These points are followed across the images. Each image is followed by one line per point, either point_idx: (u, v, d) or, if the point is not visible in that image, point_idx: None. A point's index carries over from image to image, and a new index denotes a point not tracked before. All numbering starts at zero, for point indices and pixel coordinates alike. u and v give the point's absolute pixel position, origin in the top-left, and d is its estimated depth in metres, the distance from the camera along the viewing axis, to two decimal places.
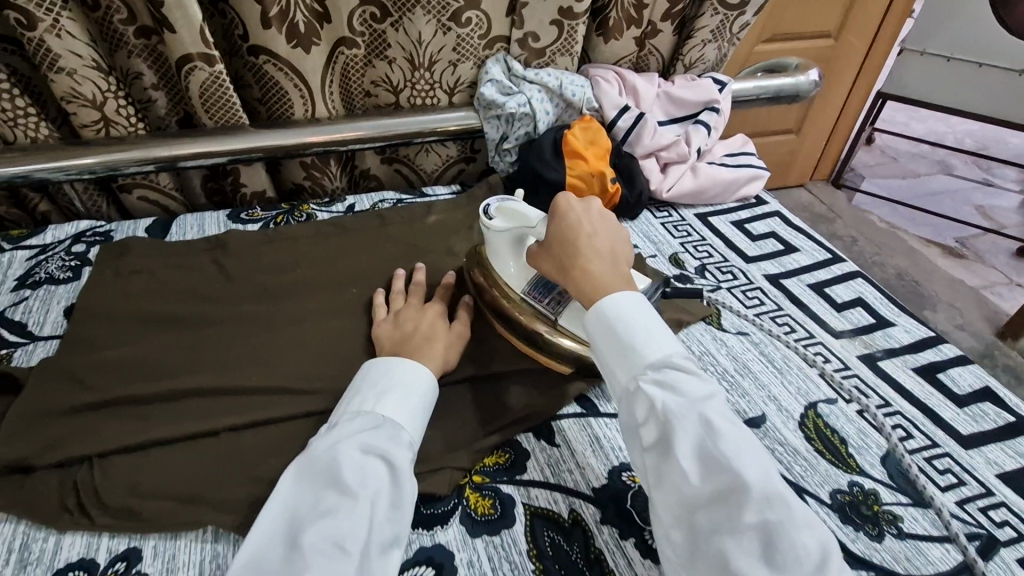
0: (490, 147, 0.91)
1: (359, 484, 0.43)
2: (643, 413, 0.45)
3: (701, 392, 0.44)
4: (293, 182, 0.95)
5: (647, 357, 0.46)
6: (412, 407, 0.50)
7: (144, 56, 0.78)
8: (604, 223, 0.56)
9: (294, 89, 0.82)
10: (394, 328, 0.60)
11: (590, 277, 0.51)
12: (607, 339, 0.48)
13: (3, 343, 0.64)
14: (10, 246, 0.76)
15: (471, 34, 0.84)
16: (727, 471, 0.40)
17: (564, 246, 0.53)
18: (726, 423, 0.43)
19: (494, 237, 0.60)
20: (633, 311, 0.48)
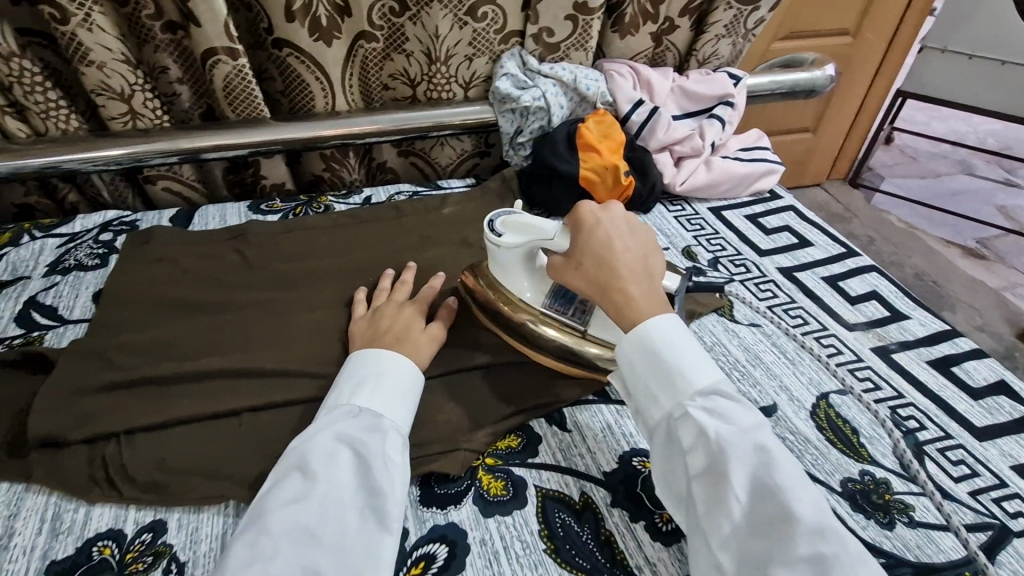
0: (504, 140, 0.92)
1: (328, 471, 0.44)
2: (690, 440, 0.44)
3: (750, 421, 0.44)
4: (312, 174, 0.97)
5: (692, 383, 0.46)
6: (390, 396, 0.50)
7: (170, 50, 0.80)
8: (633, 233, 0.55)
9: (315, 83, 0.84)
10: (370, 325, 0.59)
11: (629, 298, 0.50)
12: (649, 362, 0.47)
13: (34, 325, 0.66)
14: (41, 234, 0.79)
15: (487, 29, 0.85)
16: (781, 501, 0.40)
17: (598, 264, 0.52)
18: (777, 454, 0.43)
19: (505, 254, 0.59)
20: (675, 334, 0.48)
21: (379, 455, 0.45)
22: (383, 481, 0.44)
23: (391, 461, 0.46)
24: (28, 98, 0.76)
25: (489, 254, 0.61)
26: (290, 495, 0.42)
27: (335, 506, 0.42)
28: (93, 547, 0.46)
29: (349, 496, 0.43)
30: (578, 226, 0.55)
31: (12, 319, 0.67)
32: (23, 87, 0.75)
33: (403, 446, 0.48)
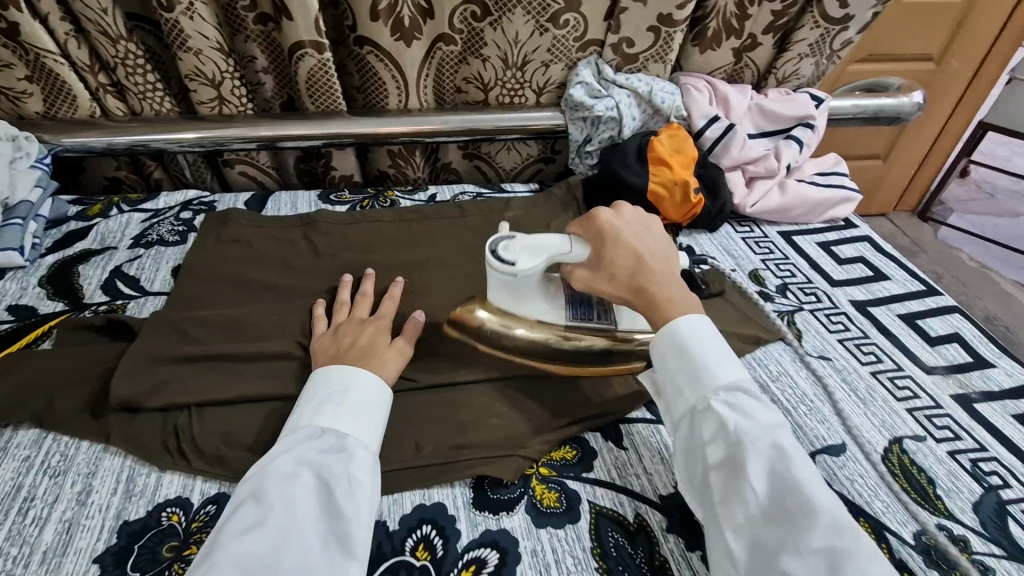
0: (572, 148, 0.92)
1: (286, 497, 0.43)
2: (711, 432, 0.46)
3: (773, 418, 0.46)
4: (378, 170, 0.99)
5: (718, 379, 0.47)
6: (357, 413, 0.49)
7: (259, 41, 0.83)
8: (649, 234, 0.57)
9: (391, 80, 0.85)
10: (332, 341, 0.57)
11: (666, 297, 0.53)
12: (678, 357, 0.49)
13: (119, 294, 0.70)
14: (129, 208, 0.84)
15: (566, 36, 0.85)
16: (799, 492, 0.41)
17: (630, 269, 0.54)
18: (797, 451, 0.44)
19: (523, 281, 0.57)
20: (704, 334, 0.50)
21: (341, 477, 0.44)
22: (345, 503, 0.43)
23: (357, 482, 0.45)
24: (129, 79, 0.81)
25: (499, 287, 0.58)
26: (244, 523, 0.41)
27: (292, 533, 0.41)
28: (162, 512, 0.48)
29: (309, 521, 0.42)
30: (598, 235, 0.56)
31: (100, 286, 0.70)
32: (126, 68, 0.79)
33: (372, 462, 0.47)
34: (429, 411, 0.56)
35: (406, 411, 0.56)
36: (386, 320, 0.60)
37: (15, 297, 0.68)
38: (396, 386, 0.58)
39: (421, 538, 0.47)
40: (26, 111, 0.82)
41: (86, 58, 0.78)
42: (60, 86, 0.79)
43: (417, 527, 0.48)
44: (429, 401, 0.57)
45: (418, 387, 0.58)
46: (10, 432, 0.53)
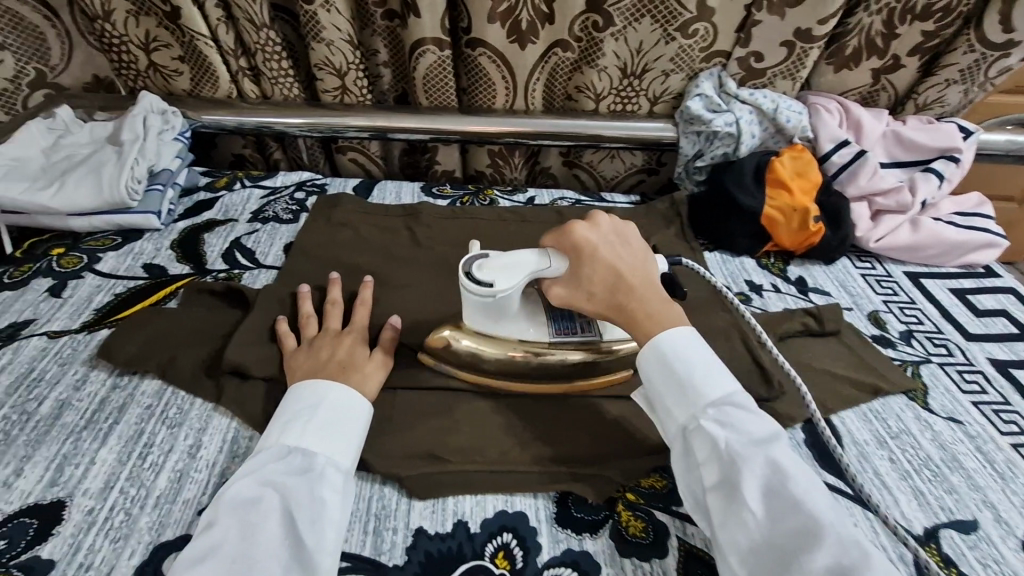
0: (680, 162, 0.88)
1: (248, 522, 0.42)
2: (703, 452, 0.45)
3: (764, 432, 0.45)
4: (477, 168, 1.00)
5: (707, 396, 0.47)
6: (325, 432, 0.48)
7: (384, 36, 0.87)
8: (625, 245, 0.55)
9: (501, 81, 0.86)
10: (308, 357, 0.56)
11: (648, 312, 0.52)
12: (668, 376, 0.49)
13: (237, 263, 0.75)
14: (251, 183, 0.90)
15: (692, 46, 0.82)
16: (798, 507, 0.41)
17: (609, 285, 0.52)
18: (791, 464, 0.43)
19: (503, 301, 0.54)
20: (693, 348, 0.50)
21: (309, 498, 0.43)
22: (308, 529, 0.42)
23: (323, 503, 0.44)
24: (265, 64, 0.86)
25: (478, 309, 0.55)
26: (201, 549, 0.40)
27: (252, 558, 0.40)
28: None
29: (272, 545, 0.41)
30: (574, 249, 0.53)
31: (221, 254, 0.76)
32: (264, 54, 0.85)
33: (341, 483, 0.46)
34: (517, 418, 0.55)
35: (494, 414, 0.55)
36: (360, 331, 0.59)
37: (150, 256, 0.75)
38: (487, 387, 0.57)
39: (501, 546, 0.46)
40: (174, 88, 0.90)
41: (232, 44, 0.84)
42: (206, 66, 0.86)
43: (498, 533, 0.47)
44: (518, 407, 0.56)
45: (509, 391, 0.57)
46: (137, 380, 0.58)
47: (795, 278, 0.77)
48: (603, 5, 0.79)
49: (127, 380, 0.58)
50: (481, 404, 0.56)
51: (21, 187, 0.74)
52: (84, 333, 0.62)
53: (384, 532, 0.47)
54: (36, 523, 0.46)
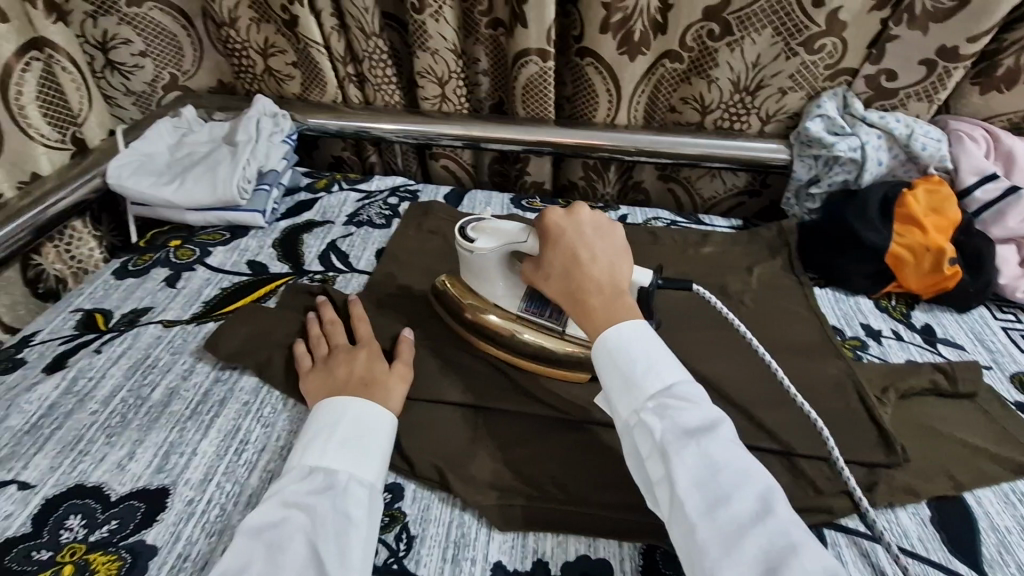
0: (791, 187, 0.82)
1: (277, 541, 0.41)
2: (645, 447, 0.42)
3: (702, 422, 0.42)
4: (569, 180, 0.98)
5: (648, 388, 0.44)
6: (347, 446, 0.48)
7: (487, 45, 0.87)
8: (600, 237, 0.53)
9: (605, 92, 0.83)
10: (324, 376, 0.55)
11: (592, 302, 0.49)
12: (610, 370, 0.46)
13: (332, 266, 0.77)
14: (348, 186, 0.93)
15: (816, 63, 0.76)
16: (732, 502, 0.38)
17: (565, 271, 0.51)
18: (726, 456, 0.40)
19: (479, 259, 0.58)
20: (640, 337, 0.46)
21: (332, 515, 0.43)
22: (333, 546, 0.41)
23: (347, 519, 0.43)
24: (370, 71, 0.88)
25: (463, 262, 0.60)
26: (229, 569, 0.40)
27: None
28: None
29: (301, 565, 0.40)
30: (544, 233, 0.53)
31: (319, 255, 0.78)
32: (371, 61, 0.87)
33: (366, 498, 0.45)
34: (602, 456, 0.52)
35: (581, 449, 0.53)
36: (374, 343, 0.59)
37: (255, 253, 0.78)
38: (574, 419, 0.55)
39: None
40: (286, 92, 0.94)
41: (341, 50, 0.87)
42: (316, 71, 0.89)
43: None
44: (606, 445, 0.53)
45: (597, 425, 0.54)
46: (237, 375, 0.61)
47: (921, 326, 0.68)
48: (722, 13, 0.75)
49: (228, 374, 0.61)
50: (568, 437, 0.54)
51: (148, 181, 0.80)
52: (192, 324, 0.66)
53: (462, 562, 0.46)
54: (143, 507, 0.48)
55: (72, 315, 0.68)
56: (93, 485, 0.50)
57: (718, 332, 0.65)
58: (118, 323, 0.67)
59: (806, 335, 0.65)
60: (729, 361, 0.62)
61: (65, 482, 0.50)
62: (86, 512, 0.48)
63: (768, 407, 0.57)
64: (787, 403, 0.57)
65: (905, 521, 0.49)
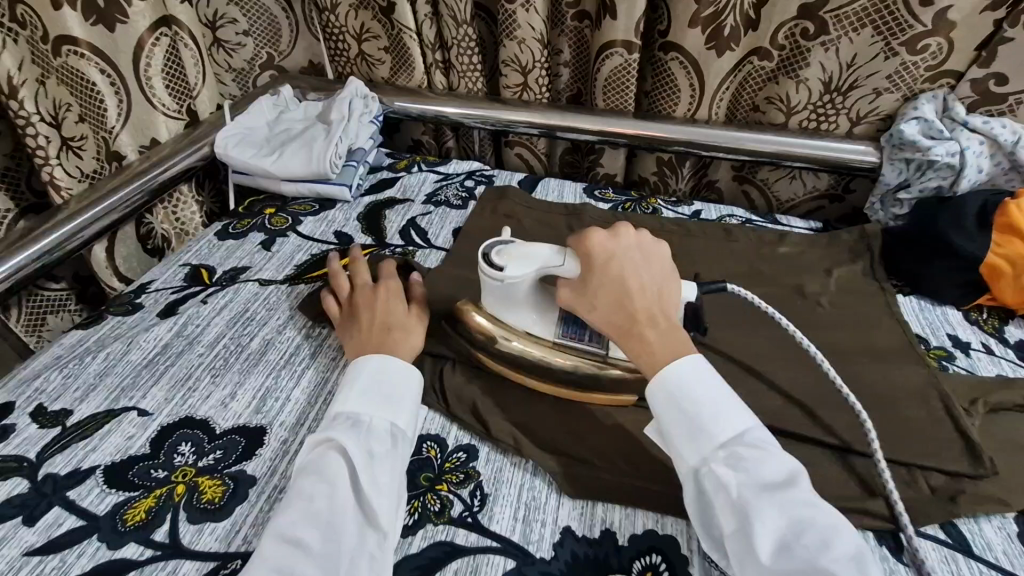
0: (878, 192, 0.80)
1: (318, 474, 0.44)
2: (715, 498, 0.42)
3: (777, 475, 0.41)
4: (641, 175, 0.98)
5: (717, 437, 0.43)
6: (367, 396, 0.50)
7: (571, 36, 0.89)
8: (647, 262, 0.52)
9: (688, 88, 0.83)
10: (351, 319, 0.60)
11: (646, 339, 0.48)
12: (675, 412, 0.45)
13: (412, 241, 0.81)
14: (428, 168, 0.96)
15: (918, 64, 0.74)
16: (818, 559, 0.37)
17: (614, 302, 0.49)
18: (807, 512, 0.39)
19: (509, 288, 0.54)
20: (702, 378, 0.46)
21: (361, 451, 0.46)
22: (364, 477, 0.45)
23: (374, 454, 0.47)
24: (457, 59, 0.92)
25: (488, 291, 0.56)
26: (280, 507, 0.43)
27: (327, 510, 0.43)
28: (423, 443, 0.53)
29: (340, 496, 0.44)
30: (586, 259, 0.52)
31: (399, 230, 0.82)
32: (459, 49, 0.90)
33: (389, 437, 0.49)
34: None
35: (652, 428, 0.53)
36: (392, 282, 0.63)
37: (341, 225, 0.83)
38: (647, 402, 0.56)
39: (649, 566, 0.45)
40: (375, 76, 0.99)
41: (432, 37, 0.91)
42: (406, 57, 0.93)
43: (647, 553, 0.46)
44: None
45: None
46: (326, 333, 0.65)
47: (1016, 342, 0.65)
48: (819, 10, 0.73)
49: (318, 331, 0.65)
50: (641, 418, 0.55)
51: (250, 152, 0.86)
52: (285, 285, 0.71)
53: (533, 523, 0.48)
54: (243, 442, 0.53)
55: (181, 268, 0.75)
56: (201, 418, 0.55)
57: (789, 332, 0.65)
58: (220, 279, 0.73)
59: (887, 341, 0.64)
60: (786, 365, 0.61)
61: (177, 413, 0.56)
62: (195, 441, 0.53)
63: (847, 410, 0.56)
64: (829, 398, 0.57)
65: (988, 533, 0.48)
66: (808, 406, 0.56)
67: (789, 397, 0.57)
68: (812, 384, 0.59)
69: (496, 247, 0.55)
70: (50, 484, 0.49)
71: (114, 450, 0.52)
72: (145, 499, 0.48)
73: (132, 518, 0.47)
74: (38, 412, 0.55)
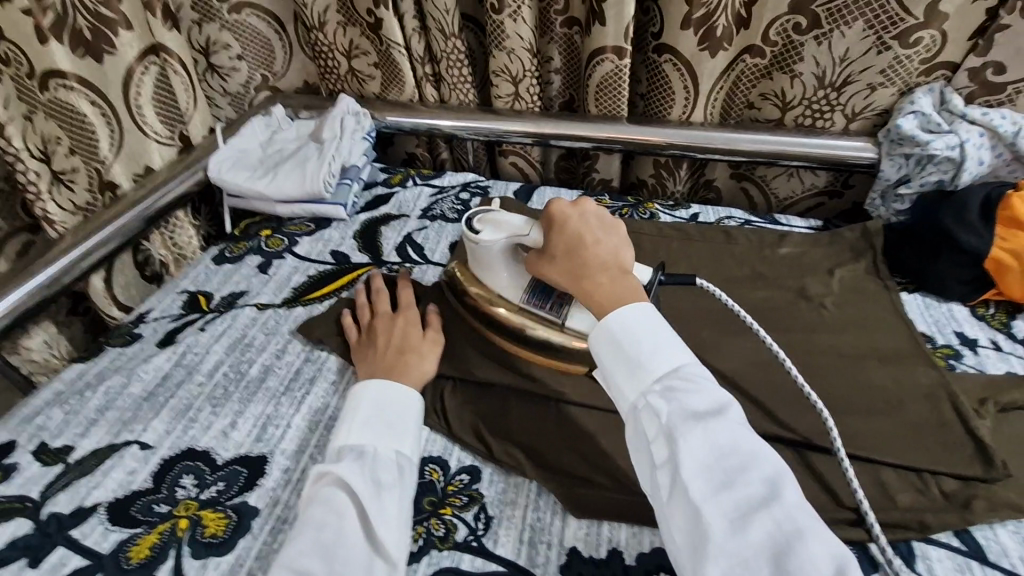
0: (878, 188, 0.78)
1: (325, 506, 0.44)
2: (650, 429, 0.41)
3: (710, 404, 0.40)
4: (639, 177, 0.97)
5: (655, 372, 0.43)
6: (370, 424, 0.50)
7: (561, 44, 0.88)
8: (605, 220, 0.52)
9: (682, 90, 0.82)
10: (369, 341, 0.61)
11: (594, 284, 0.48)
12: (615, 349, 0.44)
13: (409, 258, 0.80)
14: (422, 181, 0.96)
15: (912, 57, 0.73)
16: (739, 484, 0.37)
17: (568, 254, 0.50)
18: (737, 439, 0.39)
19: (484, 251, 0.58)
20: (647, 319, 0.45)
21: (366, 481, 0.46)
22: (372, 509, 0.44)
23: (381, 482, 0.46)
24: (447, 71, 0.91)
25: (470, 252, 0.60)
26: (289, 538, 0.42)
27: (337, 543, 0.42)
28: (425, 466, 0.53)
29: (347, 528, 0.43)
30: (547, 221, 0.53)
31: (396, 247, 0.82)
32: (449, 61, 0.90)
33: (395, 464, 0.48)
34: None
35: None
36: (412, 311, 0.63)
37: (337, 244, 0.83)
38: None
39: None
40: (366, 92, 0.98)
41: (422, 51, 0.90)
42: (396, 71, 0.93)
43: (655, 573, 0.46)
44: None
45: None
46: (324, 356, 0.64)
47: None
48: (810, 5, 0.73)
49: (316, 354, 0.65)
50: None
51: (244, 175, 0.86)
52: (283, 308, 0.71)
53: (539, 545, 0.47)
54: (244, 472, 0.53)
55: (179, 295, 0.75)
56: (202, 449, 0.55)
57: (792, 336, 0.64)
58: (217, 305, 0.73)
59: (892, 341, 0.63)
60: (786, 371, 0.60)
61: (178, 446, 0.55)
62: (196, 473, 0.53)
63: (855, 415, 0.55)
64: (812, 403, 0.57)
65: (1003, 539, 0.48)
66: (814, 413, 0.56)
67: (793, 404, 0.57)
68: (817, 390, 0.58)
69: (480, 214, 0.58)
70: (54, 524, 0.49)
71: (116, 486, 0.52)
72: (148, 536, 0.48)
73: (136, 555, 0.47)
74: (41, 450, 0.55)
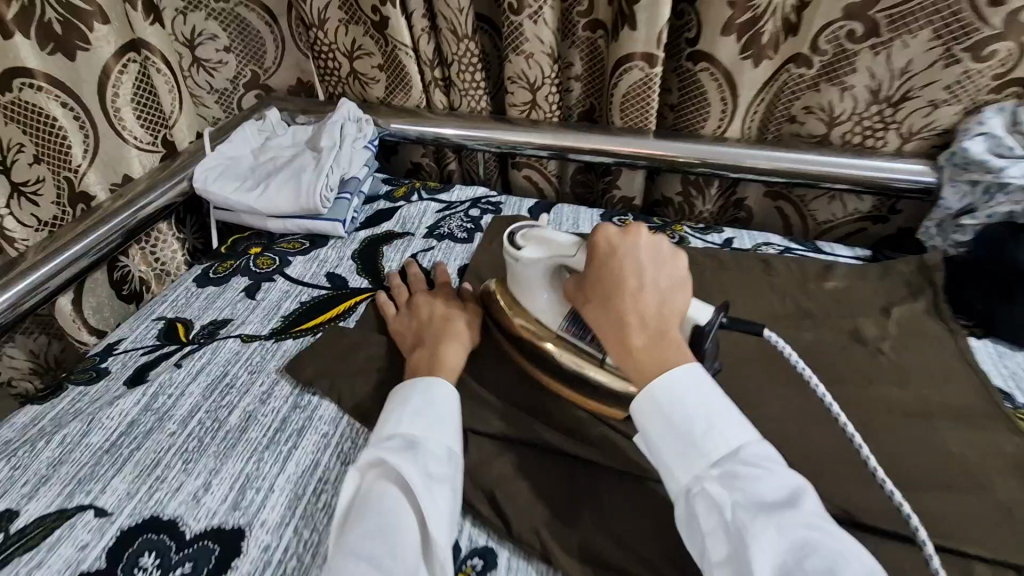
0: (936, 216, 0.71)
1: (376, 508, 0.40)
2: (709, 521, 0.37)
3: (780, 495, 0.36)
4: (664, 195, 0.90)
5: (709, 453, 0.39)
6: (421, 416, 0.46)
7: (583, 48, 0.80)
8: (658, 263, 0.46)
9: (719, 104, 0.74)
10: (409, 316, 0.61)
11: (626, 344, 0.44)
12: (665, 427, 0.41)
13: None
14: (428, 196, 0.88)
15: (982, 73, 0.65)
16: None
17: (604, 300, 0.46)
18: (816, 537, 0.34)
19: (524, 270, 0.54)
20: (698, 391, 0.41)
21: (418, 475, 0.42)
22: (425, 502, 0.40)
23: (434, 477, 0.42)
24: (459, 76, 0.83)
25: (511, 271, 0.56)
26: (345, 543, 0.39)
27: (388, 543, 0.38)
28: None
29: (405, 528, 0.39)
30: (588, 256, 0.48)
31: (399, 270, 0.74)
32: (460, 65, 0.82)
33: (446, 458, 0.44)
34: None
35: None
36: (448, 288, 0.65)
37: (333, 265, 0.75)
38: None
39: None
40: (369, 96, 0.90)
41: (430, 54, 0.83)
42: (402, 75, 0.85)
43: None
44: None
45: None
46: (317, 401, 0.57)
47: None
48: (868, 11, 0.65)
49: (306, 400, 0.57)
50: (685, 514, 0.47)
51: (232, 186, 0.77)
52: (271, 341, 0.63)
53: None
54: (217, 551, 0.45)
55: (155, 322, 0.67)
56: (168, 519, 0.47)
57: (848, 388, 0.57)
58: (198, 335, 0.64)
59: (964, 399, 0.55)
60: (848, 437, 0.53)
61: (141, 513, 0.47)
62: (160, 550, 0.45)
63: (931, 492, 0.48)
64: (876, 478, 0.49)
65: None
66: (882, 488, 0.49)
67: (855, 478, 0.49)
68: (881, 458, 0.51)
69: (523, 230, 0.54)
70: None
71: (61, 566, 0.43)
72: None
73: None
74: None
